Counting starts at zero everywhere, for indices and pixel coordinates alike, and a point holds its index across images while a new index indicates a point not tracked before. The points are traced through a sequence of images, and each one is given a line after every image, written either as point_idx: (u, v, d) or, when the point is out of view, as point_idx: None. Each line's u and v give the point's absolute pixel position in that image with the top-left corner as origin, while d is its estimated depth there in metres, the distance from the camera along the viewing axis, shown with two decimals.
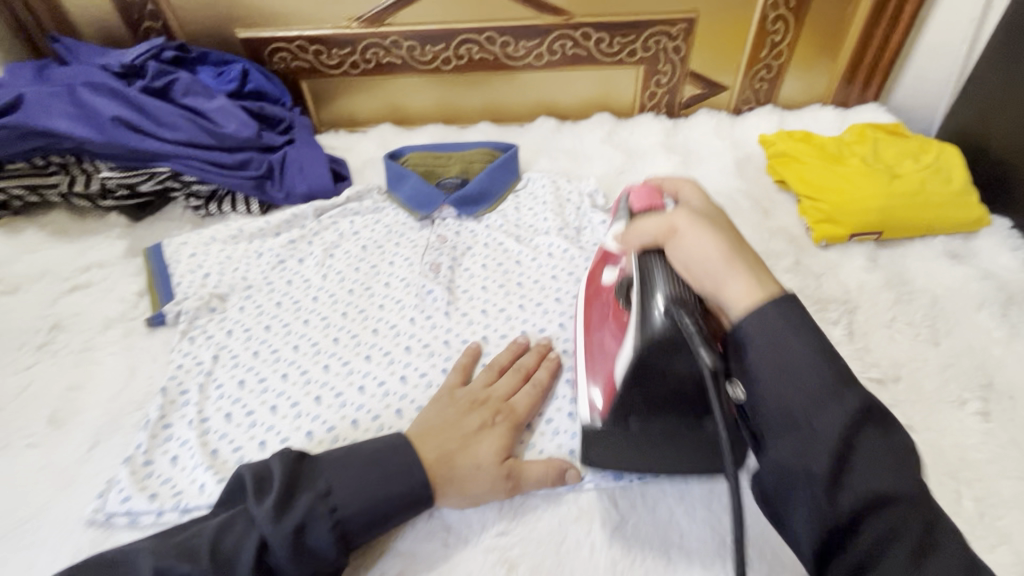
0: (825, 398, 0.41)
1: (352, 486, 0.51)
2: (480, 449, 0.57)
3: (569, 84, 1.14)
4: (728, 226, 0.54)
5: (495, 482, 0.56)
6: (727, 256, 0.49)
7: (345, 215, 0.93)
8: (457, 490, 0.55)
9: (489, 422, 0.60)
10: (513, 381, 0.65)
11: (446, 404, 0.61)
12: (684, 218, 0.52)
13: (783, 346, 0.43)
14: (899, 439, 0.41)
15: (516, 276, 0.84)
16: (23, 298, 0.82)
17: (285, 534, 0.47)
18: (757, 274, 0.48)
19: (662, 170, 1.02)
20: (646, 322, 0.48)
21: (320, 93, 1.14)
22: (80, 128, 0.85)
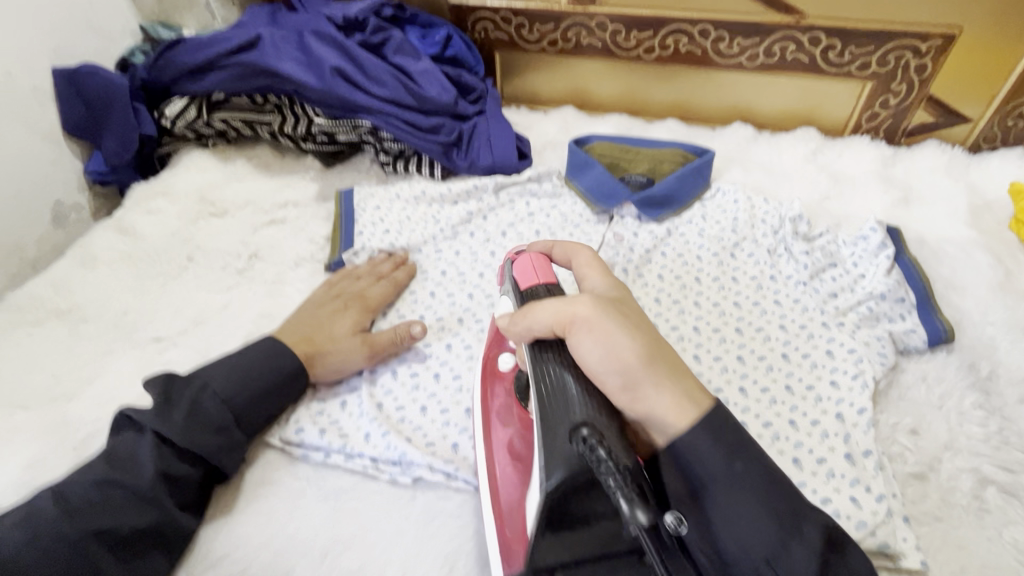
0: (781, 532, 0.44)
1: (231, 383, 0.60)
2: (335, 328, 0.69)
3: (777, 91, 1.03)
4: (637, 312, 0.53)
5: (352, 347, 0.67)
6: (641, 356, 0.48)
7: (522, 195, 0.91)
8: (325, 363, 0.66)
9: (342, 309, 0.72)
10: (367, 282, 0.77)
11: (309, 306, 0.73)
12: (585, 310, 0.49)
13: (730, 475, 0.45)
14: (854, 557, 0.45)
15: (695, 293, 0.77)
16: (230, 222, 0.89)
17: (187, 432, 0.55)
18: (674, 377, 0.48)
19: (877, 202, 0.89)
20: (550, 462, 0.43)
21: (511, 66, 1.13)
22: (303, 73, 0.91)
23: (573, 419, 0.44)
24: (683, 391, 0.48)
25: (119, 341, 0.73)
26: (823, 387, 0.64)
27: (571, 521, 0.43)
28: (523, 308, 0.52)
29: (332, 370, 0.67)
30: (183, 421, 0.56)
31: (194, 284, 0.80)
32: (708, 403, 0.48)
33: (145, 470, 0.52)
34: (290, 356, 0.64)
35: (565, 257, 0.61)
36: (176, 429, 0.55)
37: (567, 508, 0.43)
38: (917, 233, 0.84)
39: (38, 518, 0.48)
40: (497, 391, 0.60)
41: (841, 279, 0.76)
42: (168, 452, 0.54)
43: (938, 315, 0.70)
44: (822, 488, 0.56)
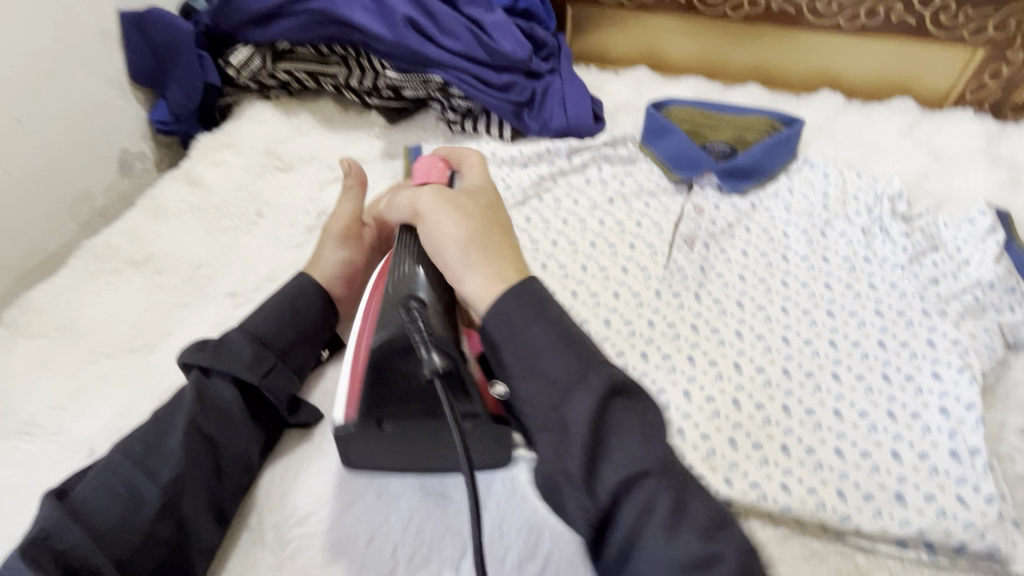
0: (570, 382, 0.44)
1: (251, 310, 0.62)
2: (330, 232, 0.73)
3: (873, 57, 0.96)
4: (490, 209, 0.57)
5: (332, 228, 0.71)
6: (479, 236, 0.53)
7: (596, 159, 0.87)
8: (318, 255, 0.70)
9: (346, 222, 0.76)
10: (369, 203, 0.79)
11: None
12: (431, 199, 0.57)
13: (528, 331, 0.46)
14: (647, 410, 0.45)
15: (781, 272, 0.73)
16: (297, 178, 0.88)
17: (216, 358, 0.57)
18: (493, 259, 0.52)
19: (981, 182, 0.82)
20: (411, 276, 0.54)
21: (583, 21, 1.07)
22: (374, 22, 0.86)
23: (413, 291, 0.53)
24: (518, 265, 0.52)
25: (195, 294, 0.74)
26: (924, 378, 0.61)
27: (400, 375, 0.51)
28: (392, 200, 0.62)
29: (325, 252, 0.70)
30: (204, 351, 0.57)
31: (264, 240, 0.80)
32: (545, 315, 0.47)
33: (189, 404, 0.54)
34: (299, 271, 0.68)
35: (459, 159, 0.65)
36: (205, 357, 0.57)
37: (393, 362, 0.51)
38: None
39: (108, 470, 0.49)
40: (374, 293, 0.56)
41: (944, 264, 0.71)
42: (214, 394, 0.56)
43: None
44: (923, 484, 0.53)
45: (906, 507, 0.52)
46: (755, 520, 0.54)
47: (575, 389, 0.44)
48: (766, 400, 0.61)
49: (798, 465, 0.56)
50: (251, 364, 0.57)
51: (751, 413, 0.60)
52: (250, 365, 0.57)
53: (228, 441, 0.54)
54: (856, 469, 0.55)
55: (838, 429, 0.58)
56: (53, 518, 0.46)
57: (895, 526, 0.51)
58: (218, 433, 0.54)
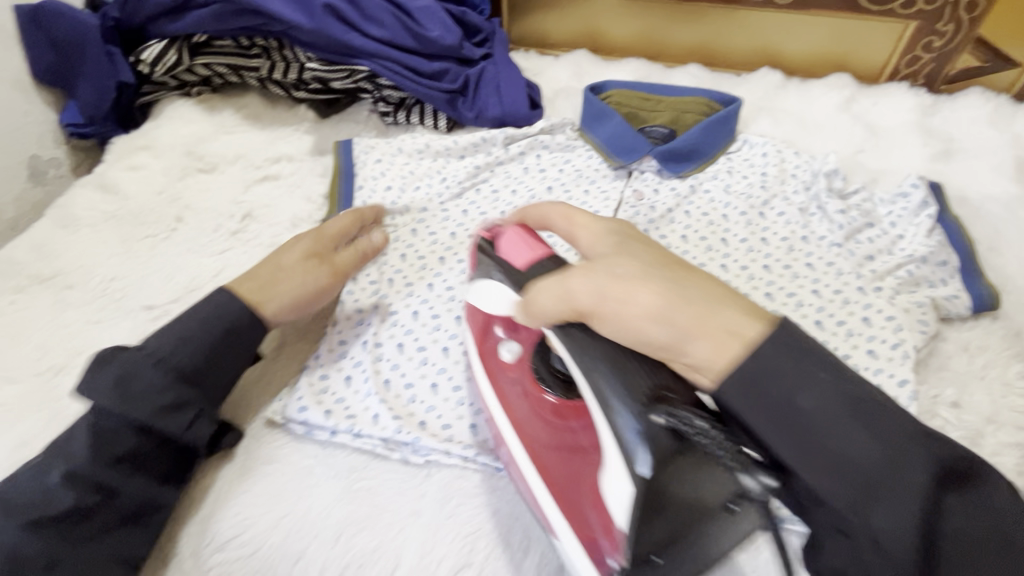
0: (900, 454, 0.35)
1: (176, 343, 0.54)
2: (282, 255, 0.64)
3: (809, 32, 0.95)
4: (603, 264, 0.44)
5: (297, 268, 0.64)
6: (692, 323, 0.40)
7: (533, 148, 0.84)
8: (273, 297, 0.61)
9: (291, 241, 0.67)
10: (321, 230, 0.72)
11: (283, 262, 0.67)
12: (588, 283, 0.42)
13: (803, 390, 0.37)
14: (983, 495, 0.36)
15: (721, 256, 0.72)
16: (220, 179, 0.83)
17: (122, 401, 0.50)
18: (705, 316, 0.41)
19: (915, 157, 0.83)
20: (582, 353, 0.41)
21: (519, 3, 1.04)
22: (292, 10, 0.81)
23: (605, 371, 0.39)
24: (719, 292, 0.43)
25: (109, 310, 0.69)
26: (860, 356, 0.61)
27: (673, 502, 0.36)
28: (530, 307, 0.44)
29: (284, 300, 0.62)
30: (110, 387, 0.50)
31: (185, 247, 0.75)
32: (749, 342, 0.39)
33: (78, 453, 0.48)
34: (257, 323, 0.59)
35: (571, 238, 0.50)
36: (109, 397, 0.50)
37: (667, 488, 0.36)
38: (959, 189, 0.79)
39: None
40: (499, 376, 0.55)
41: (879, 240, 0.71)
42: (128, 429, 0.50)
43: (982, 279, 0.66)
44: None
45: None
46: None
47: (890, 483, 0.35)
48: None
49: None
50: (168, 413, 0.51)
51: None
52: (165, 413, 0.51)
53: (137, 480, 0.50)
54: None
55: None
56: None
57: None
58: (113, 481, 0.49)
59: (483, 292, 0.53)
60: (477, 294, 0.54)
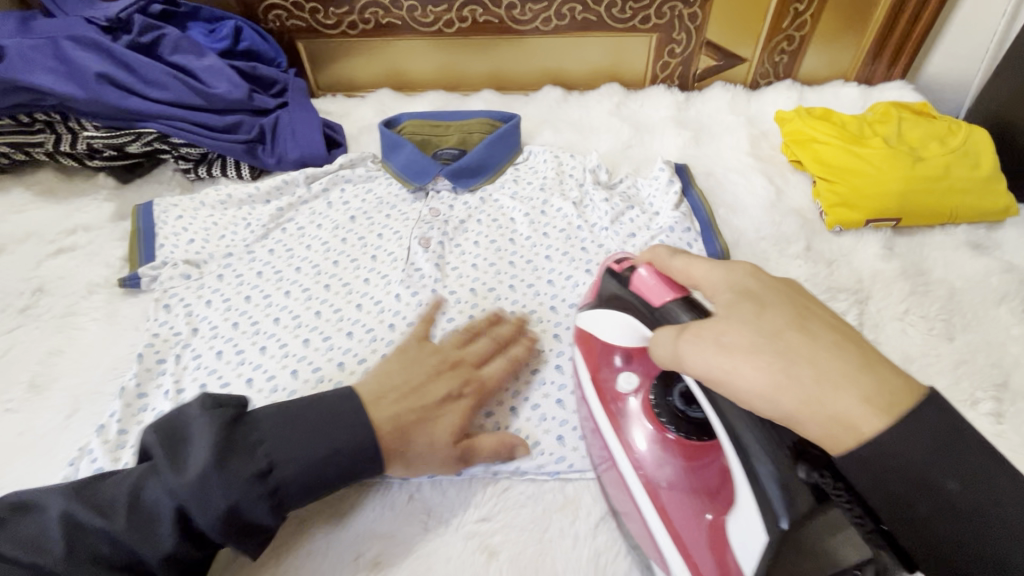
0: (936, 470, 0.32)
1: (296, 447, 0.47)
2: (436, 429, 0.54)
3: (578, 52, 1.08)
4: (773, 315, 0.39)
5: (445, 455, 0.53)
6: (827, 373, 0.35)
7: (337, 183, 0.89)
8: (401, 464, 0.53)
9: (455, 392, 0.57)
10: (486, 348, 0.62)
11: (410, 361, 0.58)
12: (694, 347, 0.40)
13: (907, 443, 0.32)
14: None
15: (510, 253, 0.80)
16: (10, 259, 0.80)
17: (210, 488, 0.43)
18: (821, 396, 0.35)
19: (672, 146, 0.97)
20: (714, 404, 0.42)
21: (318, 53, 1.09)
22: (64, 84, 0.82)
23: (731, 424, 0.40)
24: (838, 374, 0.35)
25: None
26: None
27: (805, 551, 0.36)
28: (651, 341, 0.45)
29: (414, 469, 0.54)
30: (214, 461, 0.44)
31: None
32: (864, 436, 0.33)
33: (165, 537, 0.44)
34: (373, 441, 0.50)
35: (688, 279, 0.48)
36: (213, 507, 0.44)
37: (800, 538, 0.36)
38: (706, 167, 0.93)
39: (35, 540, 0.42)
40: (614, 409, 0.55)
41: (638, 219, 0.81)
42: (185, 521, 0.44)
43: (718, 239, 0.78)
44: None
45: None
46: (477, 481, 0.58)
47: (936, 477, 0.32)
48: None
49: (502, 422, 0.61)
50: (237, 529, 0.45)
51: None
52: (234, 527, 0.45)
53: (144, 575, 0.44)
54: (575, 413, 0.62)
55: (559, 380, 0.65)
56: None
57: None
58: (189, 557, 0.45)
59: (598, 319, 0.57)
60: (591, 320, 0.58)
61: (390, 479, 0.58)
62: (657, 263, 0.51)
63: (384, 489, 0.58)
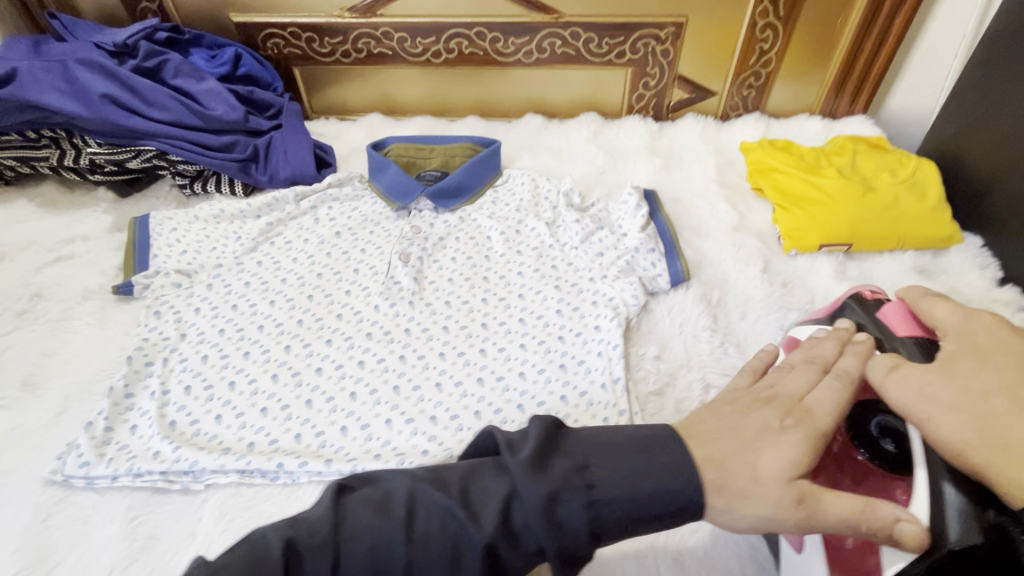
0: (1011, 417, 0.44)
1: (620, 466, 0.44)
2: (764, 456, 0.44)
3: (559, 82, 1.14)
4: (965, 364, 0.48)
5: (780, 500, 0.42)
6: (1011, 412, 0.44)
7: (324, 201, 0.94)
8: (724, 504, 0.44)
9: (779, 424, 0.47)
10: (812, 375, 0.51)
11: (720, 405, 0.51)
12: (902, 383, 0.47)
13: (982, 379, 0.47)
14: None
15: (484, 269, 0.84)
16: (10, 266, 0.85)
17: (534, 481, 0.42)
18: (1006, 440, 0.42)
19: (644, 172, 1.02)
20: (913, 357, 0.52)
21: (312, 80, 1.15)
22: (71, 103, 0.88)
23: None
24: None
25: None
26: (589, 332, 0.74)
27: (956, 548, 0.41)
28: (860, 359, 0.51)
29: (737, 522, 0.44)
30: (540, 458, 0.43)
31: None
32: None
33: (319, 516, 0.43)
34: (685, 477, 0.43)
35: (931, 319, 0.54)
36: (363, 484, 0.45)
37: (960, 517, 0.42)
38: (675, 193, 0.98)
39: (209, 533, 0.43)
40: None
41: (607, 239, 0.86)
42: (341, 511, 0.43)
43: (679, 259, 0.83)
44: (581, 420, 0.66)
45: None
46: None
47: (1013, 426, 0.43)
48: (464, 376, 0.70)
49: (467, 425, 0.65)
50: (552, 534, 0.41)
51: (450, 391, 0.69)
52: (551, 531, 0.41)
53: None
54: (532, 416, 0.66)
55: (522, 387, 0.69)
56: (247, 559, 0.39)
57: None
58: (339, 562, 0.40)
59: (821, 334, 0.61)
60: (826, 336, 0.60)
61: None
62: (907, 300, 0.57)
63: None
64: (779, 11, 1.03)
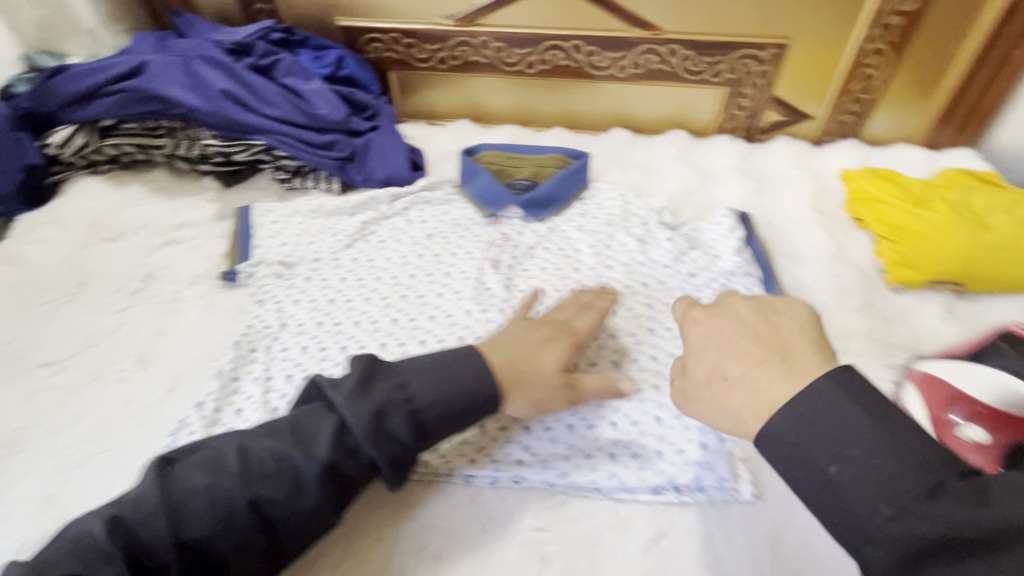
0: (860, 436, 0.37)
1: (425, 376, 0.53)
2: (544, 358, 0.58)
3: (649, 98, 1.13)
4: (688, 357, 0.51)
5: (558, 387, 0.57)
6: (709, 379, 0.47)
7: (417, 203, 0.96)
8: (522, 394, 0.56)
9: (552, 337, 0.61)
10: (571, 311, 0.67)
11: (508, 325, 0.63)
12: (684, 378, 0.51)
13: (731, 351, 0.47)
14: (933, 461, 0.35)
15: (574, 281, 0.84)
16: (125, 246, 0.90)
17: (354, 404, 0.49)
18: (758, 389, 0.43)
19: (735, 193, 1.00)
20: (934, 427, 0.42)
21: (406, 84, 1.18)
22: (192, 96, 0.93)
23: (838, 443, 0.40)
24: (755, 384, 0.43)
25: (4, 369, 0.73)
26: None
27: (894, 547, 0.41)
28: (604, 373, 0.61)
29: (528, 408, 0.57)
30: (362, 385, 0.51)
31: (87, 308, 0.81)
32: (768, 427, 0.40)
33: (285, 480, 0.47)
34: (490, 374, 0.54)
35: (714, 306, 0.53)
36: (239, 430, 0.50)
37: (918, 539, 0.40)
38: (767, 217, 0.96)
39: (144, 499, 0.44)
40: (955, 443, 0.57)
41: (699, 260, 0.85)
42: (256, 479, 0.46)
43: (777, 286, 0.81)
44: (678, 441, 0.62)
45: (664, 459, 0.62)
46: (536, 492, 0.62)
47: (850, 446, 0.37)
48: None
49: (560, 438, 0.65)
50: (380, 443, 0.49)
51: None
52: (380, 439, 0.49)
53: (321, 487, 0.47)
54: None
55: None
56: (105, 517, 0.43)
57: (653, 475, 0.62)
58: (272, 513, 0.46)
59: None
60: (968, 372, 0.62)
61: (455, 480, 0.62)
62: None
63: (449, 490, 0.62)
64: (889, 37, 1.00)
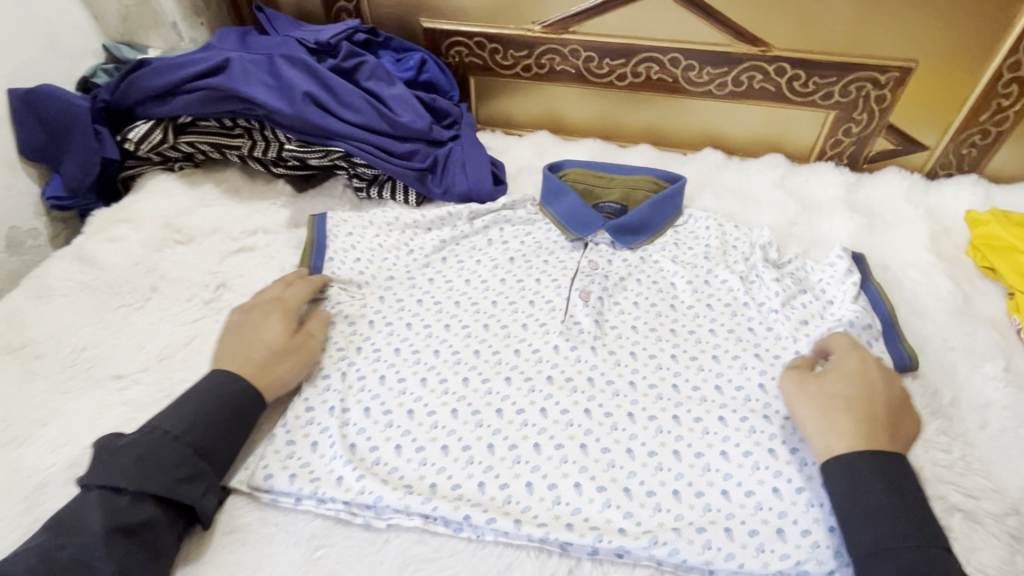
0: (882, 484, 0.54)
1: (187, 418, 0.58)
2: (267, 333, 0.68)
3: (747, 118, 1.05)
4: (837, 371, 0.63)
5: (301, 348, 0.69)
6: (831, 401, 0.60)
7: (497, 222, 0.90)
8: (279, 379, 0.66)
9: (266, 314, 0.71)
10: (278, 288, 0.75)
11: (249, 318, 0.71)
12: (815, 405, 0.60)
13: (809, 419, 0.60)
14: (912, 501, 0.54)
15: (670, 321, 0.77)
16: (197, 250, 0.87)
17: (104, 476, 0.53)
18: (858, 434, 0.57)
19: (843, 230, 0.91)
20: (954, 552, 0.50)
21: (485, 91, 1.12)
22: (273, 98, 0.89)
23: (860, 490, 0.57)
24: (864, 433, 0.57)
25: (76, 379, 0.70)
26: None
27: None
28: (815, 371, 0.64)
29: (293, 374, 0.67)
30: (123, 454, 0.55)
31: (159, 316, 0.78)
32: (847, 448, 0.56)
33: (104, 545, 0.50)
34: (237, 380, 0.63)
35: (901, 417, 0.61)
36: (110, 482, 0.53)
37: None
38: (881, 259, 0.87)
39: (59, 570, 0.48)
40: None
41: (811, 305, 0.76)
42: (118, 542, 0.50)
43: (902, 343, 0.72)
44: (802, 521, 0.57)
45: (786, 541, 0.56)
46: (640, 568, 0.56)
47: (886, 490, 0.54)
48: (658, 446, 0.63)
49: (665, 505, 0.59)
50: (142, 477, 0.53)
51: (643, 461, 0.62)
52: (141, 474, 0.54)
53: (166, 511, 0.54)
54: (741, 509, 0.58)
55: (725, 469, 0.61)
56: (38, 544, 0.50)
57: (775, 560, 0.55)
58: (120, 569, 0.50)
59: None
60: None
61: (550, 546, 0.57)
62: None
63: (543, 556, 0.57)
64: None
